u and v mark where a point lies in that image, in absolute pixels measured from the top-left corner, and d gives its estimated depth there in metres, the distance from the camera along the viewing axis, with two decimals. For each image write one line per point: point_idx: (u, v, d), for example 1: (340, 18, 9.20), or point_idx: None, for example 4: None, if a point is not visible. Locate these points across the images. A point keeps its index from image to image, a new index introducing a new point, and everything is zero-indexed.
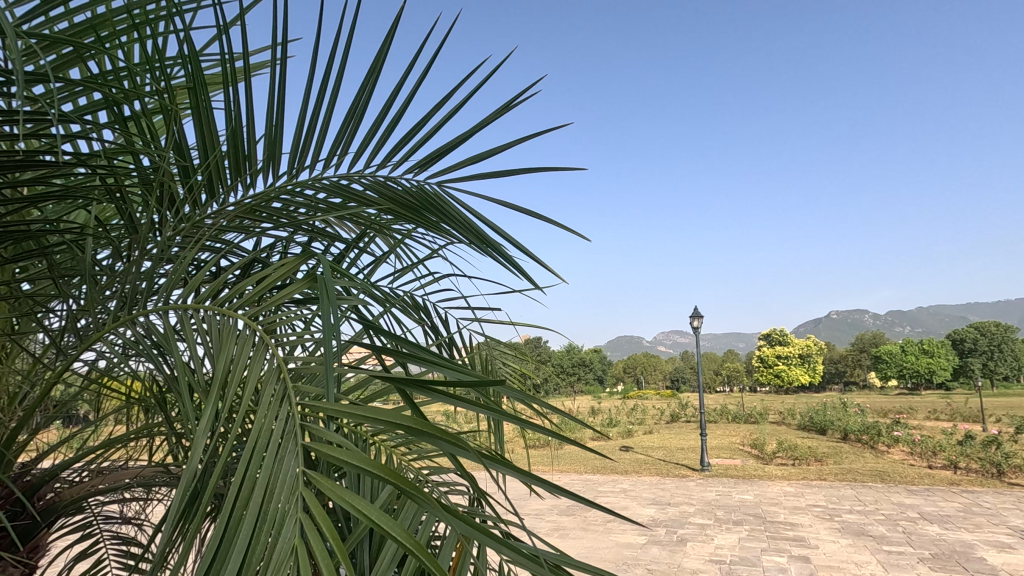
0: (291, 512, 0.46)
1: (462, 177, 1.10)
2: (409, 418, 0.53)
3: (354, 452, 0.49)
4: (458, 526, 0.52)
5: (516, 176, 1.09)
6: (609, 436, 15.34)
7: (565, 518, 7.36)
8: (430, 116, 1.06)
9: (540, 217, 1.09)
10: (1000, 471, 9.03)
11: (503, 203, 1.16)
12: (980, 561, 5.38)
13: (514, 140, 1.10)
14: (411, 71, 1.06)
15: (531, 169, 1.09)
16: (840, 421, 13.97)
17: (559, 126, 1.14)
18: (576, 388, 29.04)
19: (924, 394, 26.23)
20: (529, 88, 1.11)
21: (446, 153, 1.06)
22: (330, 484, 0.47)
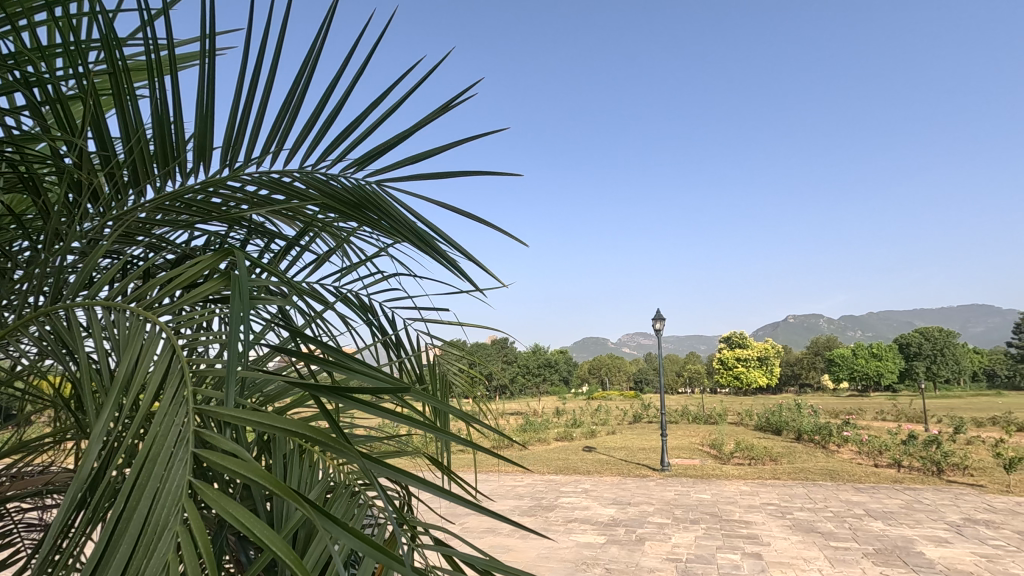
0: (171, 523, 0.46)
1: (401, 176, 1.09)
2: (302, 425, 0.52)
3: (246, 462, 0.49)
4: (353, 542, 0.51)
5: (450, 178, 1.09)
6: (573, 437, 15.48)
7: (526, 519, 7.39)
8: (368, 113, 1.04)
9: (479, 219, 1.09)
10: (939, 469, 9.51)
11: (440, 204, 1.16)
12: (919, 556, 5.64)
13: (452, 140, 1.10)
14: (347, 67, 1.04)
15: (469, 172, 1.09)
16: (794, 422, 14.46)
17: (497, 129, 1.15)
18: (541, 388, 29.13)
19: (873, 396, 27.42)
20: (467, 90, 1.12)
21: (385, 151, 1.04)
22: (212, 497, 0.47)
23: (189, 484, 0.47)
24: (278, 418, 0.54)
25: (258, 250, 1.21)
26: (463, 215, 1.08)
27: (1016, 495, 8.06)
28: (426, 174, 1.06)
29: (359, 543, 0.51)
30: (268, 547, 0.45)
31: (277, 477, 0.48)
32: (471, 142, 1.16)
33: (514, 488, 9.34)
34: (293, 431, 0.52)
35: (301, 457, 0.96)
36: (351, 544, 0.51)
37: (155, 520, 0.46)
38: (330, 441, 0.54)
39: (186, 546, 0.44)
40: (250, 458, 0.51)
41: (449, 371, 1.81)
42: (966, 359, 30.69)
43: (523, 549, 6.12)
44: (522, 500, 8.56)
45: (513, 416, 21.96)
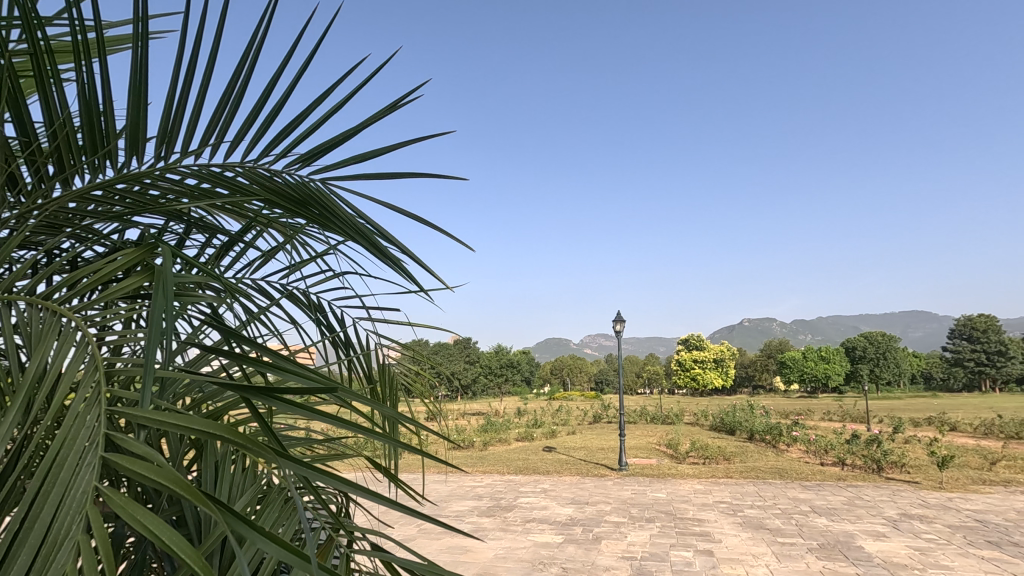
0: (74, 530, 0.44)
1: (346, 174, 1.07)
2: (223, 428, 0.52)
3: (160, 469, 0.47)
4: (273, 549, 0.50)
5: (396, 178, 1.08)
6: (533, 437, 15.56)
7: (485, 519, 7.38)
8: (312, 109, 1.03)
9: (428, 221, 1.09)
10: (879, 467, 10.00)
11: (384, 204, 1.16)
12: (859, 550, 5.91)
13: (398, 140, 1.10)
14: (290, 63, 1.03)
15: (414, 174, 1.09)
16: (747, 422, 14.95)
17: (444, 132, 1.16)
18: (503, 389, 29.17)
19: (821, 397, 28.66)
20: (414, 91, 1.12)
21: (330, 148, 1.03)
22: (118, 504, 0.45)
23: (95, 493, 0.45)
24: (195, 418, 0.53)
25: (199, 244, 1.17)
26: (409, 216, 1.07)
27: (948, 491, 8.55)
28: (371, 175, 1.05)
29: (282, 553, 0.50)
30: (181, 556, 0.44)
31: (193, 483, 0.46)
32: (419, 142, 1.16)
33: (473, 489, 9.32)
34: (214, 434, 0.51)
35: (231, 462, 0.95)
36: (274, 553, 0.49)
37: (55, 529, 0.43)
38: (253, 445, 0.53)
39: (85, 555, 0.42)
40: (164, 463, 0.50)
41: (399, 373, 1.78)
42: (904, 362, 32.48)
43: (481, 550, 6.10)
44: (481, 500, 8.55)
45: (474, 416, 21.95)
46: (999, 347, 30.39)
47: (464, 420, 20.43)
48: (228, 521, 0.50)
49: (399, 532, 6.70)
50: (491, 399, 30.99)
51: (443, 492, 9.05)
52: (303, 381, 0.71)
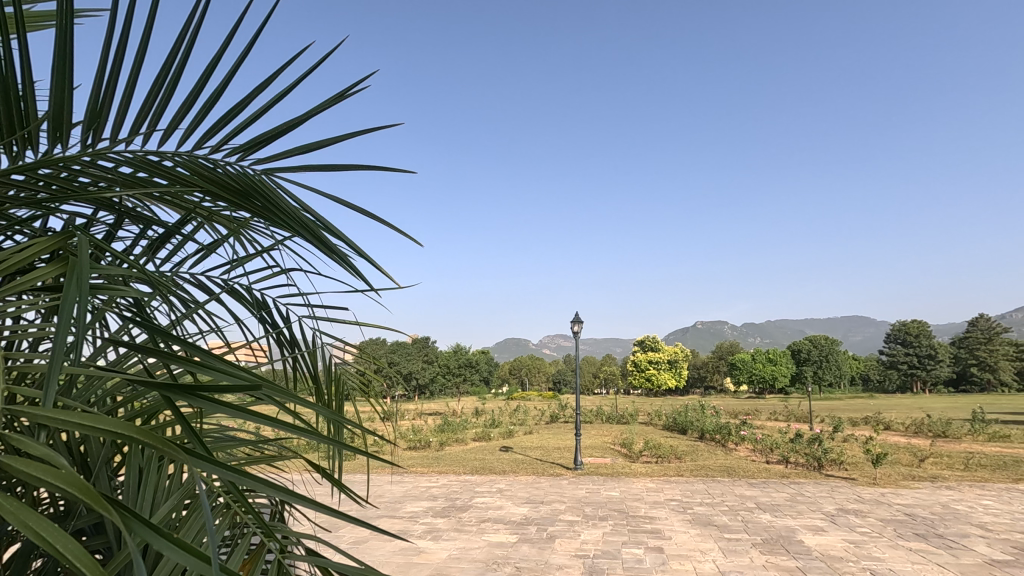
0: None
1: (291, 166, 1.05)
2: (129, 426, 0.51)
3: (61, 472, 0.45)
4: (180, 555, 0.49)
5: (341, 172, 1.11)
6: (490, 437, 15.55)
7: (440, 520, 7.32)
8: (256, 96, 1.01)
9: (375, 217, 1.10)
10: (820, 465, 10.49)
11: (331, 196, 1.18)
12: (799, 544, 6.18)
13: (345, 133, 1.09)
14: (232, 47, 1.00)
15: (359, 165, 1.09)
16: (698, 422, 15.40)
17: (391, 124, 1.17)
18: (461, 389, 29.06)
19: (768, 398, 29.87)
20: (360, 83, 1.13)
21: (273, 138, 1.01)
22: (7, 511, 0.46)
23: None
24: (104, 418, 0.52)
25: (134, 234, 1.12)
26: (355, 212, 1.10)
27: (881, 487, 9.04)
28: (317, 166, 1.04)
29: (188, 559, 0.50)
30: (73, 563, 0.44)
31: (92, 489, 0.45)
32: (364, 133, 1.19)
33: (428, 489, 9.23)
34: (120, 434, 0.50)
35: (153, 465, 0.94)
36: (176, 557, 0.49)
37: None
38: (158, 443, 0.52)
39: None
40: (66, 466, 0.48)
41: (349, 376, 1.74)
42: (845, 364, 34.22)
43: (435, 551, 6.05)
44: (436, 500, 8.47)
45: (431, 416, 21.78)
46: (929, 351, 32.44)
47: (421, 420, 20.22)
48: (133, 524, 0.50)
49: (351, 535, 6.57)
50: (449, 399, 30.83)
51: (397, 493, 8.93)
52: (231, 381, 0.69)
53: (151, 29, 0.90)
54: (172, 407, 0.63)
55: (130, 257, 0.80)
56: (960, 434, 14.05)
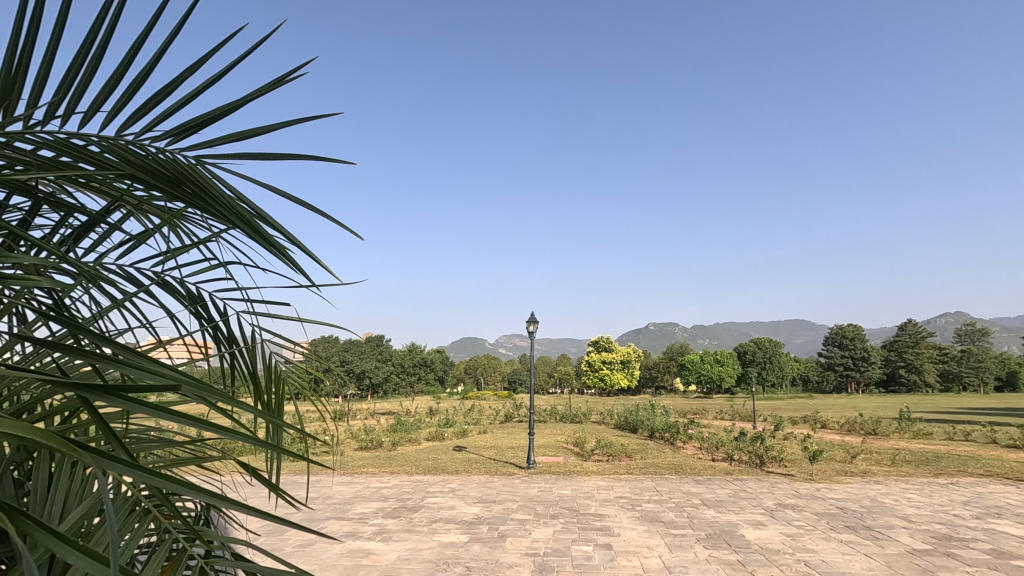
0: None
1: (225, 153, 1.06)
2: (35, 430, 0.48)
3: None
4: (81, 561, 0.46)
5: (278, 159, 1.11)
6: (443, 437, 15.44)
7: (390, 520, 7.22)
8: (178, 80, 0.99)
9: (319, 208, 1.12)
10: (761, 462, 10.94)
11: (268, 185, 1.18)
12: (740, 538, 6.43)
13: (275, 118, 1.11)
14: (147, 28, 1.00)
15: (293, 156, 1.11)
16: (648, 421, 15.80)
17: (328, 111, 1.22)
18: (415, 388, 28.72)
19: (715, 398, 30.92)
20: (296, 69, 1.17)
21: (196, 125, 1.01)
22: None
23: None
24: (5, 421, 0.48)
25: (53, 220, 1.06)
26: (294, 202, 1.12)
27: (816, 482, 9.53)
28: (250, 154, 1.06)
29: (90, 565, 0.47)
30: None
31: None
32: (302, 121, 1.22)
33: (379, 490, 9.08)
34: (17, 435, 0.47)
35: (63, 467, 0.89)
36: (77, 566, 0.45)
37: None
38: (64, 445, 0.49)
39: None
40: None
41: (289, 374, 1.68)
42: (786, 366, 35.92)
43: (385, 552, 5.95)
44: (386, 501, 8.34)
45: (383, 416, 21.47)
46: (862, 353, 34.42)
47: (373, 419, 19.89)
48: (32, 532, 0.46)
49: (297, 537, 6.38)
50: (403, 398, 30.50)
51: (347, 494, 8.74)
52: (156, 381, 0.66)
53: (67, 16, 0.91)
54: (88, 408, 0.59)
55: (45, 248, 0.75)
56: (888, 431, 14.97)
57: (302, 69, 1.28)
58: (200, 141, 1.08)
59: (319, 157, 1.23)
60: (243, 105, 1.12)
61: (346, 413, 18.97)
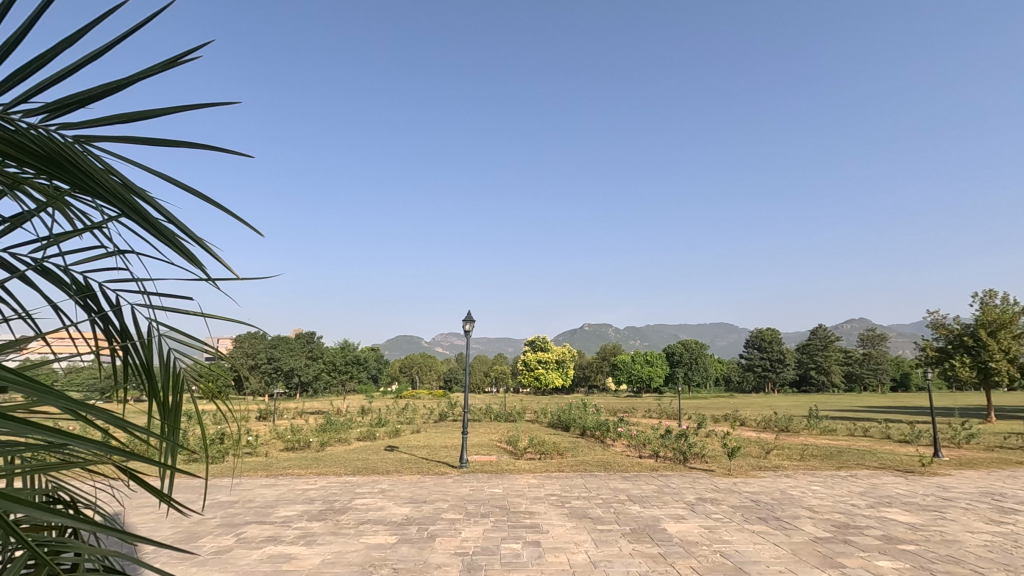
0: None
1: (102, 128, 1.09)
2: None
3: None
4: None
5: (171, 144, 1.19)
6: (375, 437, 15.11)
7: (315, 523, 6.98)
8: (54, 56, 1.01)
9: (215, 198, 1.20)
10: (684, 458, 11.47)
11: (160, 171, 1.24)
12: (662, 531, 6.70)
13: (166, 106, 1.21)
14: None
15: (185, 143, 1.19)
16: (580, 419, 16.18)
17: (220, 96, 1.31)
18: (347, 387, 27.95)
19: (644, 397, 32.11)
20: (190, 53, 1.27)
21: (72, 103, 1.02)
22: None
23: None
24: None
25: None
26: (196, 194, 1.20)
27: (733, 477, 10.09)
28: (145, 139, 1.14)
29: None
30: None
31: None
32: (194, 106, 1.28)
33: (304, 492, 8.74)
34: None
35: None
36: None
37: None
38: None
39: None
40: None
41: (188, 379, 1.55)
42: (710, 367, 37.96)
43: (308, 557, 5.75)
44: (311, 503, 8.05)
45: (313, 416, 20.78)
46: (778, 356, 36.92)
47: (301, 419, 19.16)
48: None
49: (211, 545, 6.04)
50: (335, 397, 29.65)
51: (269, 497, 8.37)
52: None
53: None
54: None
55: None
56: (798, 428, 16.09)
57: (196, 51, 1.35)
58: (85, 117, 1.09)
59: (211, 143, 1.30)
60: (130, 83, 1.17)
61: (273, 412, 18.19)
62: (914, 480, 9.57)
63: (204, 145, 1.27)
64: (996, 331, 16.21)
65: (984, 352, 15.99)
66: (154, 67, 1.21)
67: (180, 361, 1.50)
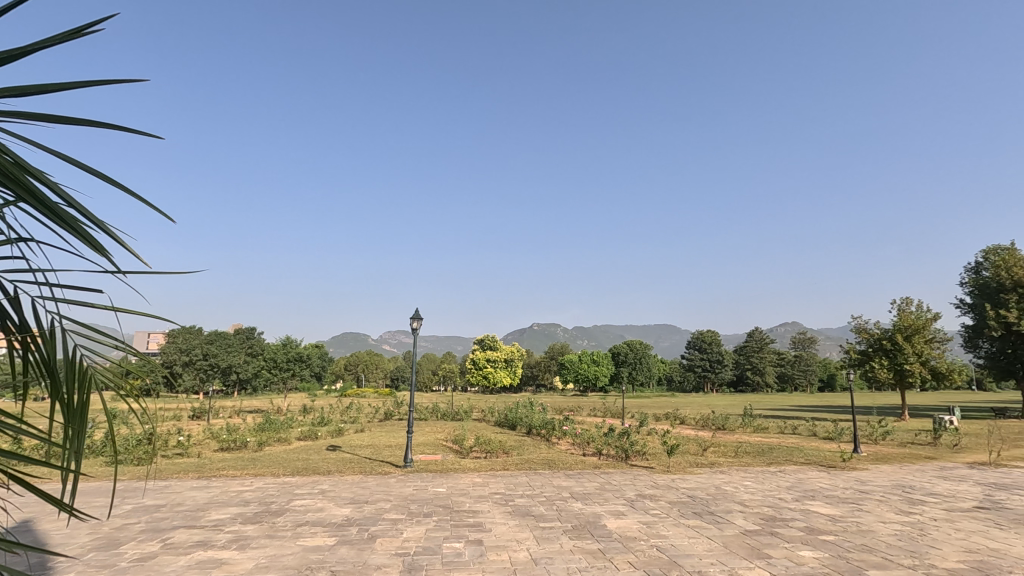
0: None
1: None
2: None
3: None
4: None
5: (75, 124, 1.20)
6: (317, 437, 14.69)
7: (249, 526, 6.71)
8: None
9: (124, 186, 1.22)
10: (626, 456, 11.77)
11: (61, 154, 1.23)
12: (603, 528, 6.84)
13: (70, 83, 1.20)
14: None
15: (88, 122, 1.20)
16: (527, 418, 16.32)
17: (129, 75, 1.31)
18: (288, 386, 27.04)
19: (590, 396, 32.71)
20: (97, 28, 1.26)
21: None
22: None
23: None
24: None
25: None
26: (109, 182, 1.22)
27: (671, 473, 10.44)
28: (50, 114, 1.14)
29: None
30: None
31: None
32: (102, 80, 1.28)
33: (239, 494, 8.38)
34: None
35: None
36: None
37: None
38: None
39: None
40: None
41: (97, 377, 1.49)
42: (653, 368, 39.25)
43: (240, 562, 5.51)
44: (246, 505, 7.74)
45: (251, 415, 19.98)
46: (717, 357, 38.60)
47: (237, 418, 18.38)
48: None
49: (135, 552, 5.70)
50: (275, 395, 28.71)
51: (200, 499, 7.98)
52: None
53: None
54: None
55: None
56: (733, 426, 16.83)
57: (98, 24, 1.33)
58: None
59: (120, 125, 1.31)
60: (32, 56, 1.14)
61: (208, 412, 17.38)
62: (836, 475, 10.20)
63: (112, 126, 1.28)
64: (911, 336, 17.50)
65: (900, 355, 17.30)
66: (56, 37, 1.19)
67: (87, 361, 1.44)
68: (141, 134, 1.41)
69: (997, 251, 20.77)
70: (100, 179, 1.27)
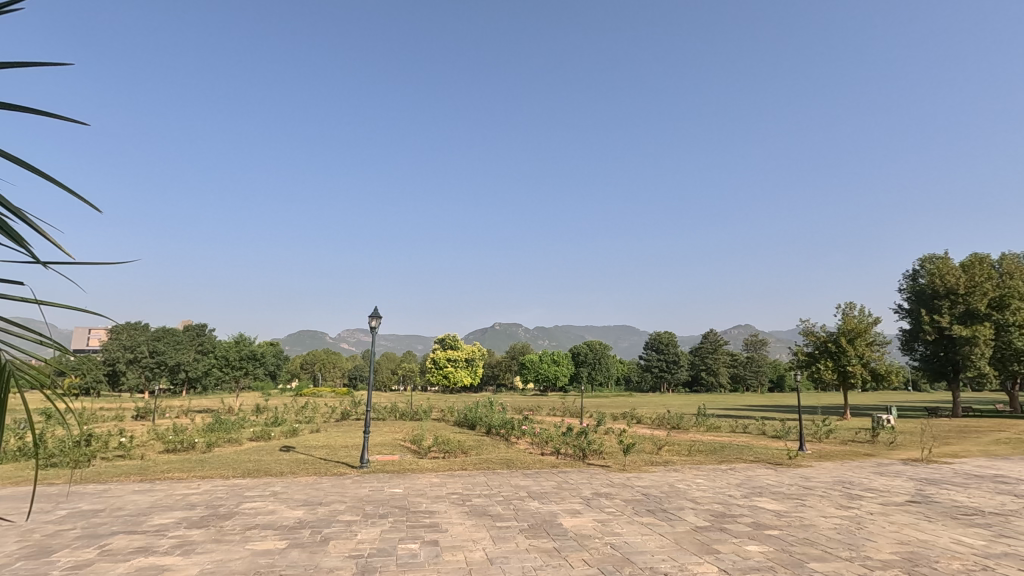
0: None
1: None
2: None
3: None
4: None
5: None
6: (270, 437, 14.28)
7: (194, 531, 6.46)
8: None
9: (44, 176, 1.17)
10: (583, 454, 11.92)
11: None
12: (558, 526, 6.91)
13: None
14: None
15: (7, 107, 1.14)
16: (486, 417, 16.31)
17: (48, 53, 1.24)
18: (240, 385, 26.16)
19: (550, 395, 32.97)
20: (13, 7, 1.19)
21: None
22: None
23: None
24: None
25: None
26: (28, 169, 1.17)
27: (627, 472, 10.64)
28: None
29: None
30: None
31: None
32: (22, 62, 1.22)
33: (184, 497, 8.06)
34: None
35: None
36: None
37: None
38: None
39: None
40: None
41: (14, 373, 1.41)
42: (613, 368, 40.00)
43: (184, 568, 5.31)
44: (192, 509, 7.44)
45: (200, 415, 19.25)
46: (673, 358, 39.58)
47: (185, 418, 17.67)
48: None
49: (68, 560, 5.41)
50: (227, 394, 27.75)
51: (142, 503, 7.63)
52: None
53: None
54: None
55: None
56: (687, 425, 17.28)
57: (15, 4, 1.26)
58: None
59: (43, 110, 1.26)
60: None
61: (154, 412, 16.67)
62: (782, 472, 10.60)
63: (30, 111, 1.22)
64: (854, 338, 18.38)
65: (843, 357, 18.14)
66: None
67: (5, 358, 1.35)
68: (66, 118, 1.36)
69: (933, 260, 22.05)
70: (18, 164, 1.21)
